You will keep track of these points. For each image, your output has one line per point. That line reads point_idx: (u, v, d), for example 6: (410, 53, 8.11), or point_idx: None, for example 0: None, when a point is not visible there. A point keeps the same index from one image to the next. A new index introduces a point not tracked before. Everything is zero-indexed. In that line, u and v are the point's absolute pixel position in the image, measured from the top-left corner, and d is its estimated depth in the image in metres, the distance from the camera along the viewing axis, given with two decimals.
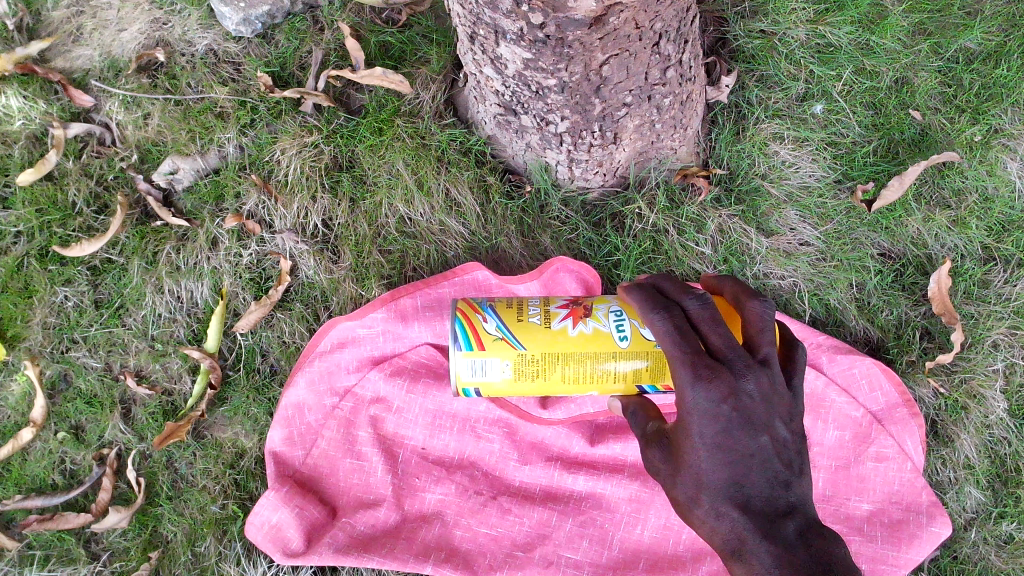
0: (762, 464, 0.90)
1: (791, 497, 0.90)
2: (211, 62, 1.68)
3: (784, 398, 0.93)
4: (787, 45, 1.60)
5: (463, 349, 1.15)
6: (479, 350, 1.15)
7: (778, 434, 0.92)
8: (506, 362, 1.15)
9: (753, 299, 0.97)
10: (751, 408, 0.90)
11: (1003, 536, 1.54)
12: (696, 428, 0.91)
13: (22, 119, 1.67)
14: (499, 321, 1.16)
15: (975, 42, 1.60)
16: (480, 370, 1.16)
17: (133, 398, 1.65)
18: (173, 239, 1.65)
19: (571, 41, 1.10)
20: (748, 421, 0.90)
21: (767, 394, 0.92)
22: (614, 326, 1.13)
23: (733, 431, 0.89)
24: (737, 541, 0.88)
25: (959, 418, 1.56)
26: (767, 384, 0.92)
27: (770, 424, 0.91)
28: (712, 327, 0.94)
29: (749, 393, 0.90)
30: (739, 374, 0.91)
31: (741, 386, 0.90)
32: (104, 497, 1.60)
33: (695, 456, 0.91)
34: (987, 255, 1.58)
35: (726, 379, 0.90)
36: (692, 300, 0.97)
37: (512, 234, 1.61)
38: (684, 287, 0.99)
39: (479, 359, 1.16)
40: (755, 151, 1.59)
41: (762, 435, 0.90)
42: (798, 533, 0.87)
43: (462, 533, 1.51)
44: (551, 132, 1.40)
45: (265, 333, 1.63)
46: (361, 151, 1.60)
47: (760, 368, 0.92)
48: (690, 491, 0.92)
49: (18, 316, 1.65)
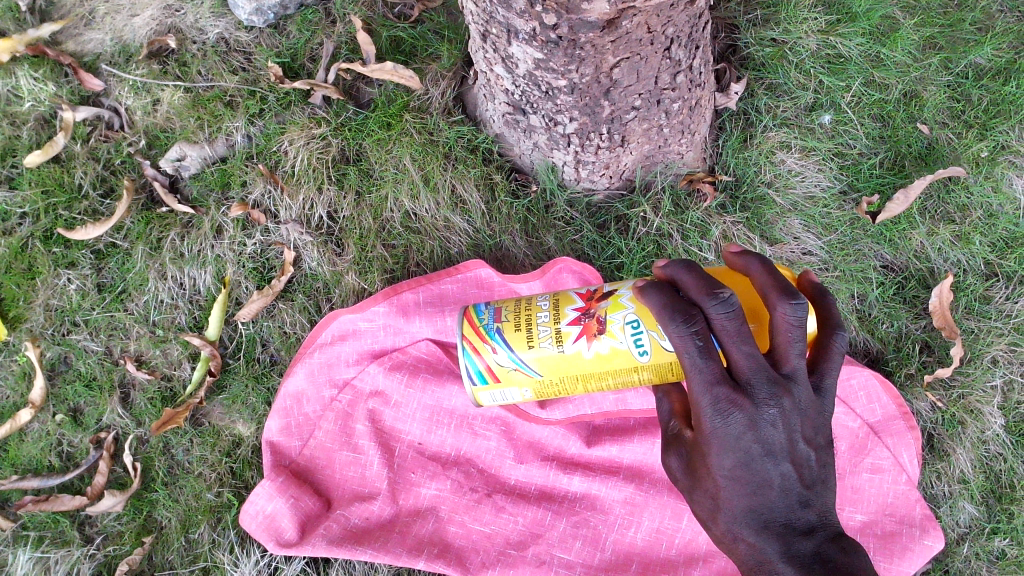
0: (783, 488, 0.91)
1: (810, 517, 0.92)
2: (222, 50, 1.68)
3: (807, 414, 0.92)
4: (797, 54, 1.61)
5: (479, 383, 1.16)
6: (496, 382, 1.16)
7: (799, 455, 0.92)
8: (524, 388, 1.15)
9: (784, 301, 0.87)
10: (772, 436, 0.90)
11: (995, 552, 1.54)
12: (715, 458, 0.91)
13: (31, 100, 1.68)
14: (509, 350, 1.13)
15: (985, 59, 1.61)
16: (501, 395, 1.18)
17: (132, 383, 1.65)
18: (177, 226, 1.65)
19: (583, 43, 1.10)
20: (769, 450, 0.90)
21: (790, 417, 0.90)
22: (632, 341, 1.05)
23: (751, 463, 0.90)
24: (758, 562, 0.92)
25: (955, 432, 1.56)
26: (790, 405, 0.90)
27: (793, 451, 0.92)
28: (738, 344, 0.87)
29: (769, 422, 0.89)
30: (761, 404, 0.88)
31: (761, 416, 0.89)
32: (100, 480, 1.60)
33: (712, 484, 0.93)
34: (989, 271, 1.59)
35: (746, 411, 0.88)
36: (716, 306, 0.86)
37: (517, 233, 1.62)
38: (708, 287, 0.88)
39: (498, 388, 1.17)
40: (762, 158, 1.60)
41: (784, 463, 0.91)
42: (817, 550, 0.89)
43: (455, 529, 1.51)
44: (559, 132, 1.40)
45: (266, 322, 1.63)
46: (369, 145, 1.61)
47: (783, 390, 0.90)
48: (707, 511, 0.95)
49: (21, 297, 1.66)
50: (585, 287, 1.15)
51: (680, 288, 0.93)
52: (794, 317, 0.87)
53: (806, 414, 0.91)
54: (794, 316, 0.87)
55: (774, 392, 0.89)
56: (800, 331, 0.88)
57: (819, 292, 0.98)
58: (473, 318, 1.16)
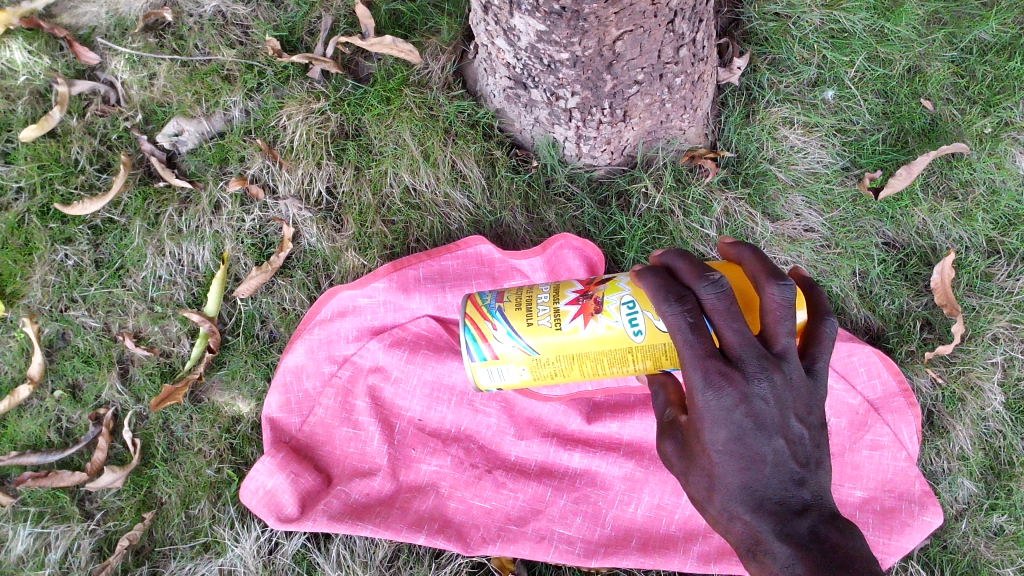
0: (775, 465, 0.91)
1: (805, 497, 0.92)
2: (219, 23, 1.65)
3: (800, 393, 0.92)
4: (800, 28, 1.60)
5: (477, 360, 1.14)
6: (494, 360, 1.14)
7: (792, 432, 0.92)
8: (522, 367, 1.14)
9: (772, 283, 0.88)
10: (763, 412, 0.89)
11: (993, 527, 1.54)
12: (707, 434, 0.90)
13: (26, 74, 1.66)
14: (509, 326, 1.12)
15: (990, 34, 1.59)
16: (498, 375, 1.16)
17: (130, 358, 1.64)
18: (175, 201, 1.64)
19: (587, 14, 1.09)
20: (762, 425, 0.89)
21: (781, 393, 0.90)
22: (627, 321, 1.05)
23: (745, 438, 0.89)
24: (752, 541, 0.91)
25: (955, 409, 1.56)
26: (781, 381, 0.90)
27: (785, 426, 0.91)
28: (727, 322, 0.88)
29: (761, 397, 0.89)
30: (751, 378, 0.88)
31: (753, 391, 0.88)
32: (99, 456, 1.60)
33: (707, 461, 0.92)
34: (991, 248, 1.58)
35: (737, 385, 0.88)
36: (707, 287, 0.88)
37: (517, 209, 1.61)
38: (699, 270, 0.89)
39: (496, 367, 1.15)
40: (764, 134, 1.59)
41: (776, 439, 0.90)
42: (813, 531, 0.89)
43: (456, 505, 1.51)
44: (561, 107, 1.39)
45: (265, 299, 1.62)
46: (369, 120, 1.59)
47: (774, 366, 0.89)
48: (703, 491, 0.94)
49: (18, 272, 1.65)
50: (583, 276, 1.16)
51: (673, 272, 0.94)
52: (782, 298, 0.87)
53: (797, 391, 0.91)
54: (782, 297, 0.87)
55: (764, 366, 0.89)
56: (789, 313, 0.88)
57: (808, 283, 1.00)
58: (475, 298, 1.16)
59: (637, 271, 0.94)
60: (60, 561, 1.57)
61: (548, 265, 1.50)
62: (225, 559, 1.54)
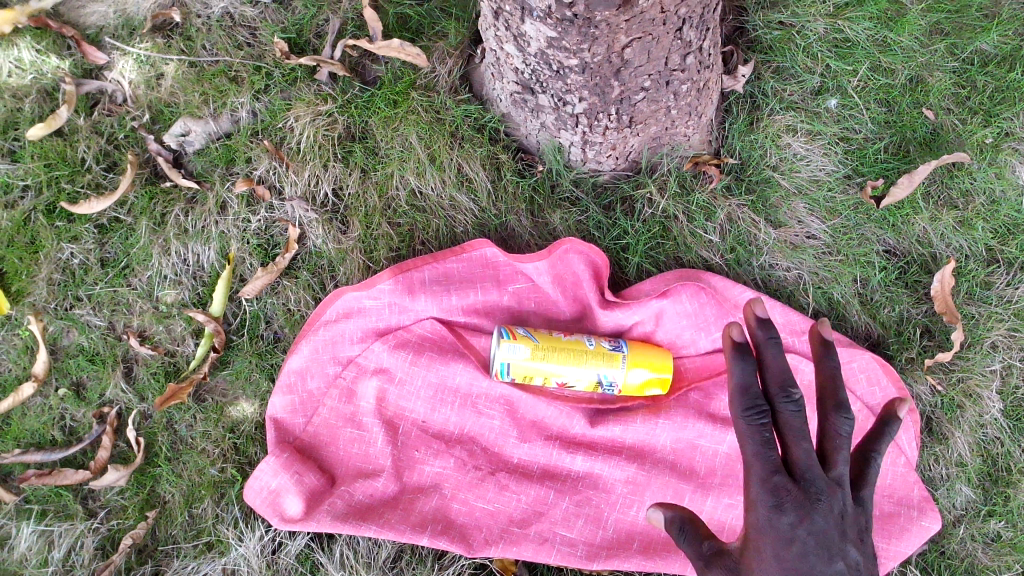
0: None
1: None
2: (227, 24, 1.66)
3: (852, 522, 1.05)
4: (805, 37, 1.61)
5: (502, 334, 1.42)
6: (513, 336, 1.42)
7: (849, 557, 1.02)
8: (531, 350, 1.42)
9: (836, 414, 1.05)
10: (822, 531, 1.01)
11: (990, 534, 1.56)
12: (769, 550, 1.01)
13: (33, 73, 1.67)
14: (529, 329, 1.47)
15: (991, 45, 1.61)
16: (511, 351, 1.41)
17: (135, 357, 1.65)
18: (181, 201, 1.65)
19: (598, 21, 1.11)
20: (820, 542, 1.01)
21: (834, 519, 1.02)
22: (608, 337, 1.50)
23: (809, 556, 1.00)
24: None
25: (954, 416, 1.58)
26: (834, 506, 1.03)
27: (843, 551, 1.02)
28: (798, 440, 1.01)
29: (819, 516, 1.01)
30: (813, 499, 1.01)
31: (814, 510, 1.01)
32: (104, 455, 1.61)
33: None
34: (991, 257, 1.60)
35: (801, 503, 1.01)
36: (787, 405, 1.01)
37: (522, 213, 1.62)
38: (783, 388, 1.01)
39: (512, 345, 1.41)
40: (767, 142, 1.61)
41: (836, 560, 1.01)
42: None
43: (459, 507, 1.52)
44: (568, 112, 1.40)
45: (271, 299, 1.63)
46: (375, 123, 1.60)
47: (832, 488, 1.03)
48: None
49: (24, 270, 1.65)
50: (580, 341, 1.47)
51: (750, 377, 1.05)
52: (843, 428, 1.05)
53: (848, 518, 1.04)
54: (844, 428, 1.05)
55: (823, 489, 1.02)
56: (846, 443, 1.06)
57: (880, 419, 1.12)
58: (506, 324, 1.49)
59: (731, 359, 1.02)
60: (62, 558, 1.58)
61: (552, 267, 1.53)
62: (228, 558, 1.55)
